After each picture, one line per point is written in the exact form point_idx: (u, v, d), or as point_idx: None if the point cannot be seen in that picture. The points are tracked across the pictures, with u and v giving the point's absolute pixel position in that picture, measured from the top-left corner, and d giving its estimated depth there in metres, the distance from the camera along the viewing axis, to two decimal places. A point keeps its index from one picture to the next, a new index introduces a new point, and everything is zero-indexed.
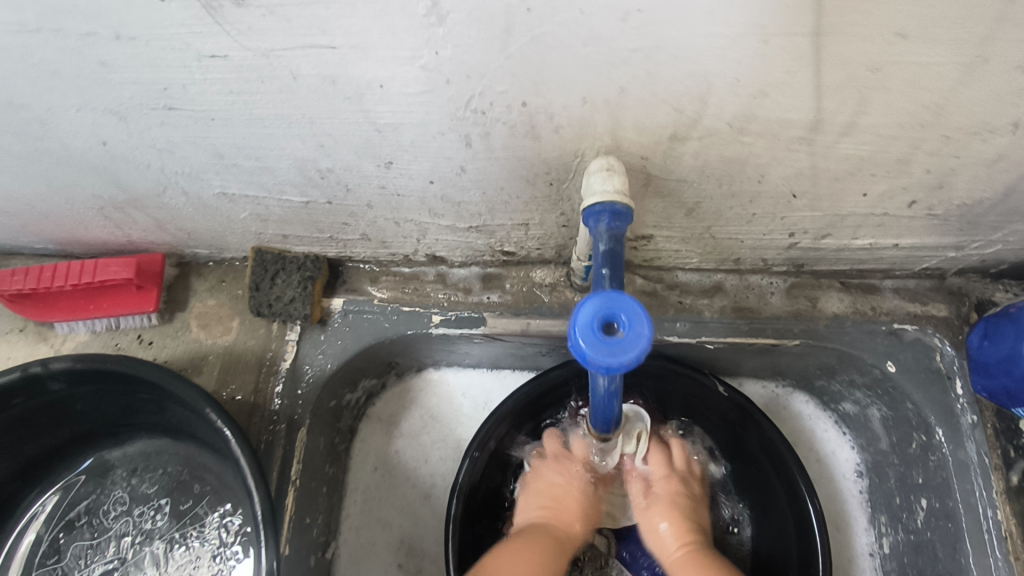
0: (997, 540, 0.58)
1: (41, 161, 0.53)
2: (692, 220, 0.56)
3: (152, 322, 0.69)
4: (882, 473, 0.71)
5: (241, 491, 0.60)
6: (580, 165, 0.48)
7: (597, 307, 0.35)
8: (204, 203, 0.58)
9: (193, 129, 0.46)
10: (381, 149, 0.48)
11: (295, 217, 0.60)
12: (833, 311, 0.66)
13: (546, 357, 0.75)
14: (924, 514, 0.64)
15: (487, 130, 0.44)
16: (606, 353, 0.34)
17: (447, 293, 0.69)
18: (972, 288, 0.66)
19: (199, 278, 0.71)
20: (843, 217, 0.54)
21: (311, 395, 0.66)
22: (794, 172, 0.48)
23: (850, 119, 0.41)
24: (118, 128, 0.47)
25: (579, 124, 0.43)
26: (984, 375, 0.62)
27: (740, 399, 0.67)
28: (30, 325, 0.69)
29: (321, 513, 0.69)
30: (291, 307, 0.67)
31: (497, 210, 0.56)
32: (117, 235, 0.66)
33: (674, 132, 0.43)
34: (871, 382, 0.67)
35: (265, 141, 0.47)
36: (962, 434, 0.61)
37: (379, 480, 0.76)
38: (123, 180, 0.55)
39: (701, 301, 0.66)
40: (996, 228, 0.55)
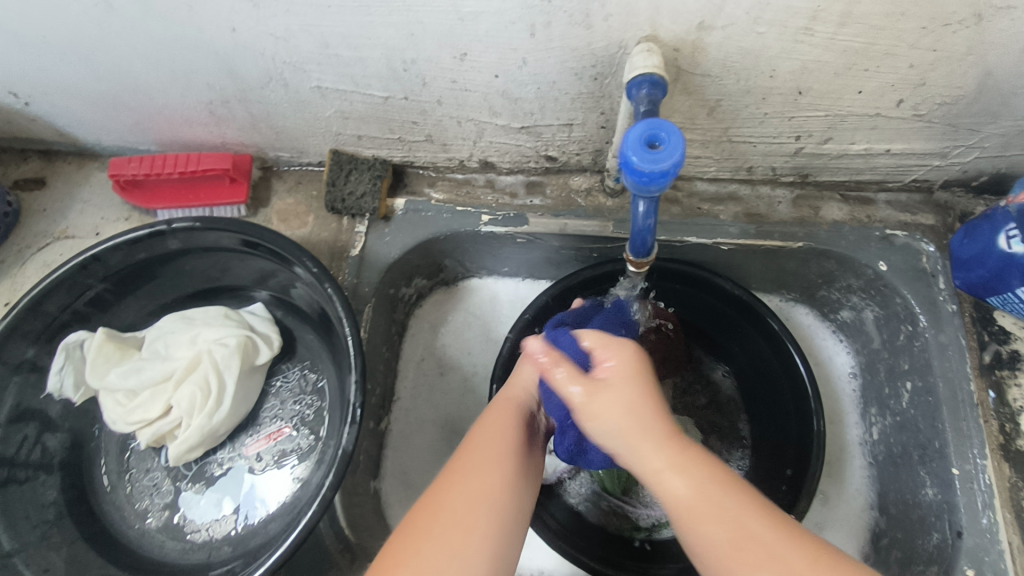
0: (970, 407, 0.67)
1: (175, 51, 0.63)
2: (712, 120, 0.66)
3: (241, 214, 0.79)
4: (874, 369, 0.80)
5: (319, 348, 0.71)
6: (623, 55, 0.58)
7: (643, 128, 0.44)
8: (300, 98, 0.69)
9: (310, 16, 0.57)
10: (460, 39, 0.58)
11: (373, 114, 0.71)
12: (833, 218, 0.75)
13: (579, 262, 0.84)
14: (909, 395, 0.73)
15: (550, 19, 0.55)
16: (650, 164, 0.43)
17: (495, 197, 0.79)
18: (956, 202, 0.75)
19: (279, 180, 0.82)
20: (842, 117, 0.64)
21: (374, 278, 0.76)
22: (800, 67, 0.58)
23: (844, 8, 0.51)
24: (249, 14, 0.58)
25: (626, 12, 0.53)
26: (963, 269, 0.71)
27: (749, 298, 0.75)
28: (135, 214, 0.80)
29: (379, 385, 0.79)
30: (362, 202, 0.77)
31: (547, 108, 0.67)
32: (215, 134, 0.77)
33: (702, 21, 0.53)
34: (866, 284, 0.76)
35: (366, 30, 0.58)
36: (943, 320, 0.71)
37: (426, 369, 0.86)
38: (237, 72, 0.66)
39: (717, 207, 0.77)
40: (973, 130, 0.65)
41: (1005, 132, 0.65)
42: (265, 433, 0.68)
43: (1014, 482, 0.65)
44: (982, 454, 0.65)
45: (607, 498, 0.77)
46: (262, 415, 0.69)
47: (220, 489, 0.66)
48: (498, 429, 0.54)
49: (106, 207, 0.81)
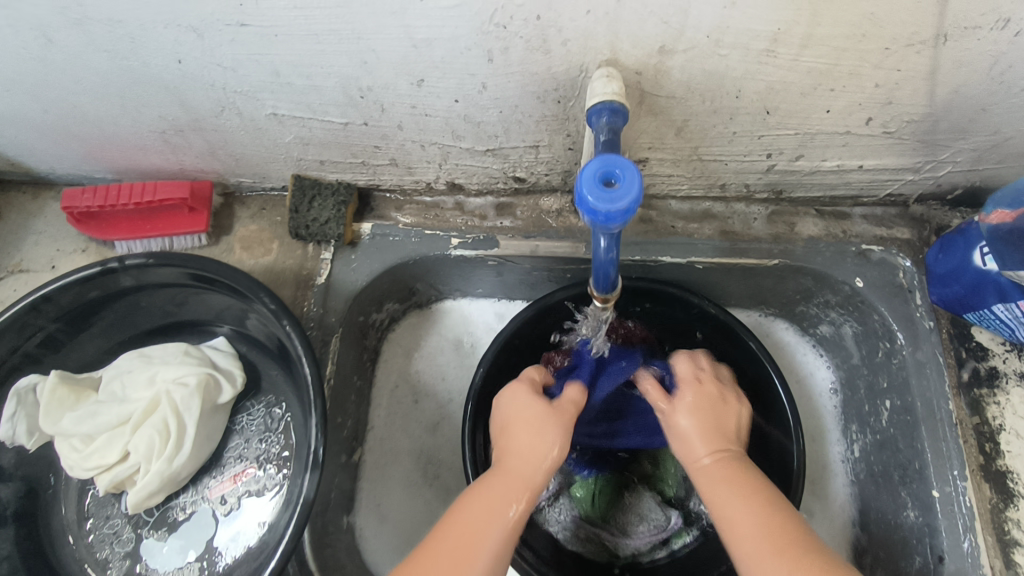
0: (950, 426, 0.66)
1: (122, 82, 0.61)
2: (680, 140, 0.64)
3: (202, 243, 0.77)
4: (853, 386, 0.79)
5: (283, 383, 0.69)
6: (585, 79, 0.56)
7: (598, 166, 0.43)
8: (256, 125, 0.67)
9: (257, 45, 0.55)
10: (415, 65, 0.56)
11: (333, 140, 0.68)
12: (809, 234, 0.74)
13: (552, 283, 0.83)
14: (888, 413, 0.72)
15: (507, 45, 0.53)
16: (606, 203, 0.42)
17: (464, 219, 0.77)
18: (932, 214, 0.74)
19: (242, 206, 0.80)
20: (812, 135, 0.63)
21: (341, 307, 0.74)
22: (765, 87, 0.56)
23: (807, 30, 0.49)
24: (194, 44, 0.55)
25: (583, 37, 0.51)
26: (939, 285, 0.70)
27: (725, 317, 0.75)
28: (92, 245, 0.77)
29: (350, 417, 0.77)
30: (326, 229, 0.75)
31: (511, 131, 0.65)
32: (172, 161, 0.74)
33: (662, 44, 0.52)
34: (844, 300, 0.75)
35: (317, 58, 0.56)
36: (920, 337, 0.69)
37: (400, 396, 0.84)
38: (188, 101, 0.63)
39: (691, 225, 0.75)
40: (945, 146, 0.63)
41: (977, 147, 0.63)
42: (229, 474, 0.66)
43: (995, 503, 0.63)
44: (962, 475, 0.64)
45: (591, 526, 0.75)
46: (226, 455, 0.67)
47: (183, 535, 0.64)
48: (516, 479, 0.56)
49: (62, 239, 0.78)
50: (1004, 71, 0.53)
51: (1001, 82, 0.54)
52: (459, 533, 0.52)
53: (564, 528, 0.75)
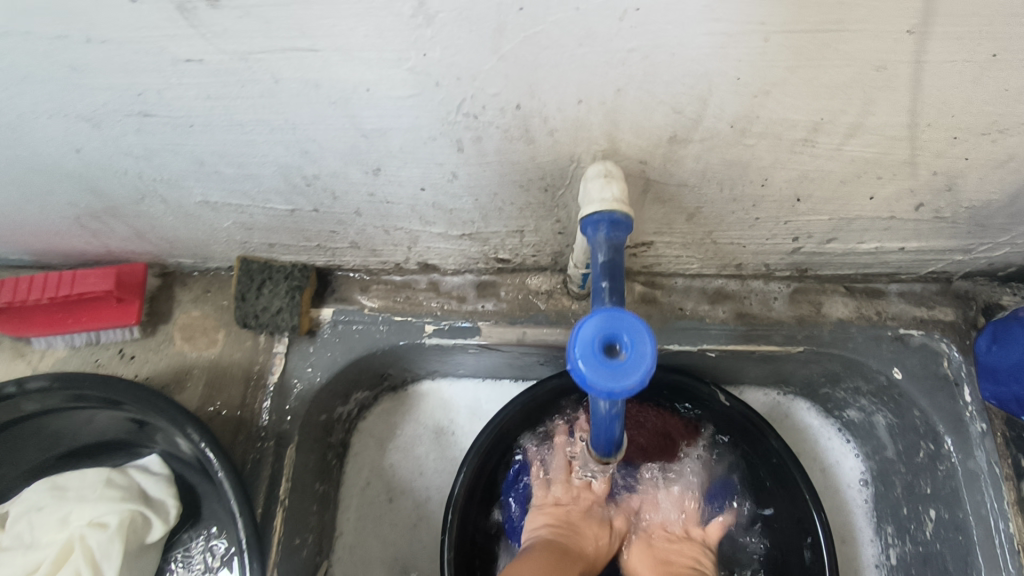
0: (1010, 554, 0.56)
1: (14, 170, 0.50)
2: (692, 225, 0.54)
3: (135, 335, 0.66)
4: (888, 482, 0.69)
5: (225, 513, 0.58)
6: (577, 170, 0.46)
7: (598, 326, 0.32)
8: (186, 212, 0.56)
9: (170, 135, 0.44)
10: (369, 155, 0.45)
11: (281, 225, 0.58)
12: (838, 316, 0.64)
13: (543, 367, 0.72)
14: (933, 525, 0.62)
15: (480, 135, 0.42)
16: (608, 378, 0.31)
17: (440, 302, 0.66)
18: (978, 291, 0.64)
19: (183, 289, 0.69)
20: (849, 220, 0.52)
21: (297, 410, 0.64)
22: (798, 175, 0.46)
23: (857, 119, 0.39)
24: (92, 134, 0.45)
25: (575, 127, 0.41)
26: (992, 381, 0.60)
27: (741, 409, 0.66)
28: (7, 339, 0.67)
29: (312, 532, 0.66)
30: (278, 319, 0.64)
31: (490, 217, 0.54)
32: (96, 244, 0.63)
33: (674, 134, 0.41)
34: (877, 389, 0.65)
35: (247, 148, 0.45)
36: (972, 443, 0.60)
37: (372, 496, 0.74)
38: (100, 189, 0.53)
39: (703, 307, 0.65)
40: (1003, 230, 0.53)
41: None
42: None
43: None
44: None
45: None
46: None
47: None
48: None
49: None
50: None
51: None
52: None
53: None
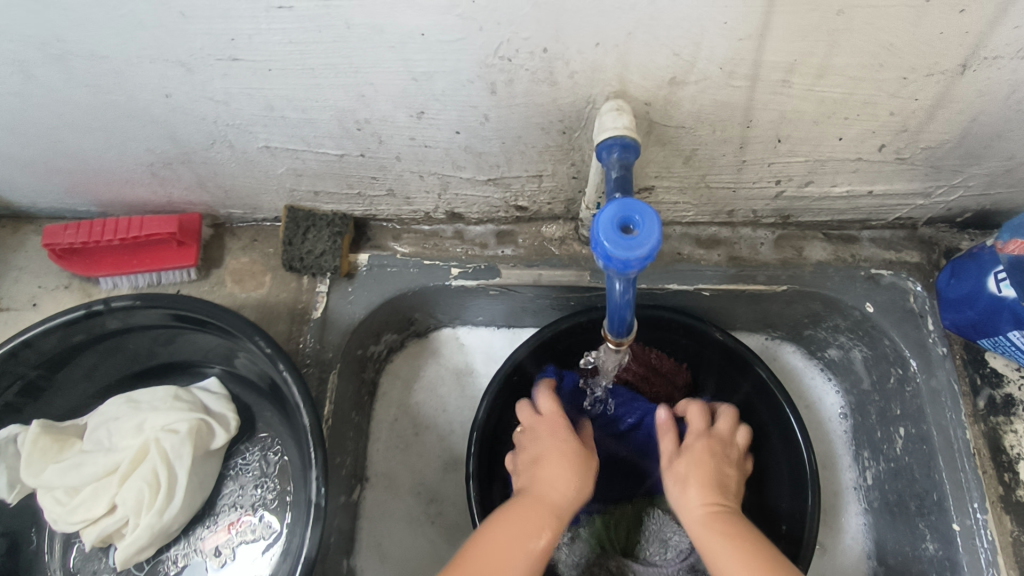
0: (967, 458, 0.64)
1: (106, 117, 0.58)
2: (688, 169, 0.63)
3: (191, 277, 0.74)
4: (865, 411, 0.77)
5: (279, 424, 0.66)
6: (591, 111, 0.54)
7: (615, 211, 0.41)
8: (248, 158, 0.64)
9: (249, 80, 0.52)
10: (415, 98, 0.54)
11: (329, 171, 0.66)
12: (817, 259, 0.72)
13: (555, 311, 0.80)
14: (902, 441, 0.71)
15: (511, 77, 0.51)
16: (624, 250, 0.40)
17: (464, 248, 0.75)
18: (940, 237, 0.73)
19: (233, 238, 0.77)
20: (823, 162, 0.61)
21: (338, 341, 0.71)
22: (777, 116, 0.54)
23: (824, 60, 0.48)
24: (183, 79, 0.53)
25: (591, 69, 0.49)
26: (952, 310, 0.68)
27: (734, 344, 0.73)
28: (76, 281, 0.74)
29: (349, 454, 0.74)
30: (322, 260, 0.72)
31: (514, 161, 0.63)
32: (159, 194, 0.71)
33: (673, 76, 0.50)
34: (853, 324, 0.73)
35: (312, 92, 0.53)
36: (934, 364, 0.68)
37: (399, 429, 0.81)
38: (176, 135, 0.60)
39: (699, 251, 0.73)
40: (956, 171, 0.62)
41: (989, 172, 0.62)
42: (224, 523, 0.64)
43: (1016, 536, 0.62)
44: (982, 507, 0.62)
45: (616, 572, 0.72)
46: (220, 503, 0.64)
47: None
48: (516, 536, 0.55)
49: (44, 275, 0.75)
50: (1021, 99, 0.52)
51: (1017, 109, 0.53)
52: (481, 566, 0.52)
53: (577, 566, 0.72)
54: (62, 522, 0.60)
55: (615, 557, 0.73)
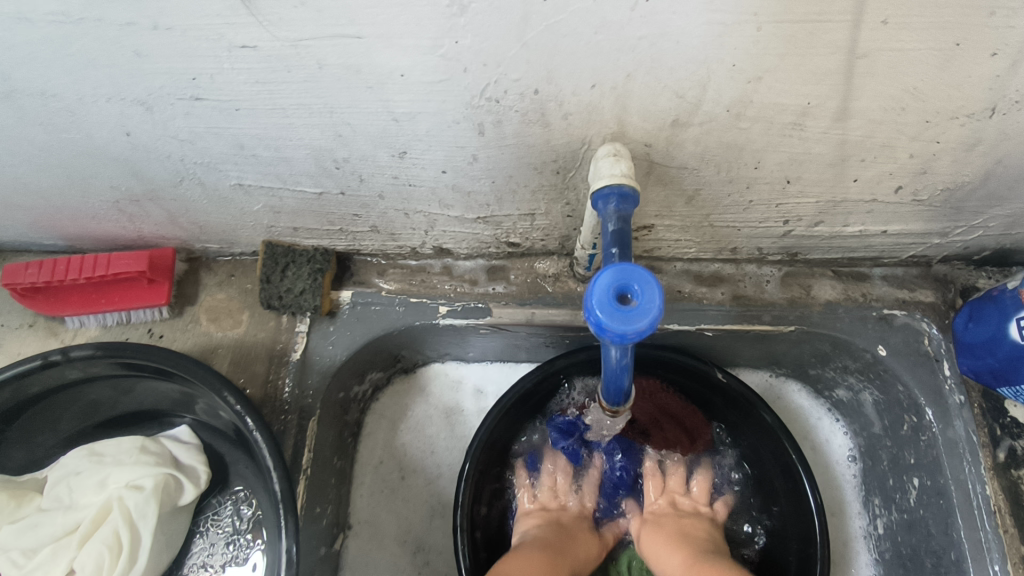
0: (987, 516, 0.60)
1: (65, 154, 0.54)
2: (691, 208, 0.59)
3: (163, 316, 0.70)
4: (875, 456, 0.73)
5: (252, 477, 0.62)
6: (587, 152, 0.50)
7: (612, 278, 0.36)
8: (220, 195, 0.60)
9: (216, 119, 0.48)
10: (397, 138, 0.50)
11: (307, 208, 0.62)
12: (826, 298, 0.68)
13: (549, 348, 0.76)
14: (916, 492, 0.67)
15: (500, 118, 0.47)
16: (621, 323, 0.36)
17: (453, 285, 0.70)
18: (956, 275, 0.69)
19: (209, 273, 0.72)
20: (835, 203, 0.57)
21: (318, 385, 0.67)
22: (788, 158, 0.50)
23: (841, 104, 0.44)
24: (144, 118, 0.49)
25: (588, 111, 0.45)
26: (970, 355, 0.64)
27: (737, 386, 0.69)
28: (41, 319, 0.70)
29: (330, 503, 0.70)
30: (301, 299, 0.68)
31: (505, 200, 0.58)
32: (129, 229, 0.67)
33: (676, 118, 0.46)
34: (864, 367, 0.69)
35: (284, 131, 0.49)
36: (951, 413, 0.64)
37: (385, 473, 0.77)
38: (141, 172, 0.56)
39: (701, 290, 0.69)
40: (977, 212, 0.58)
41: (1011, 213, 0.58)
42: None
43: None
44: (1004, 570, 0.58)
45: None
46: (189, 563, 0.60)
47: None
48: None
49: (7, 312, 0.71)
50: None
51: None
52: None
53: None
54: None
55: None
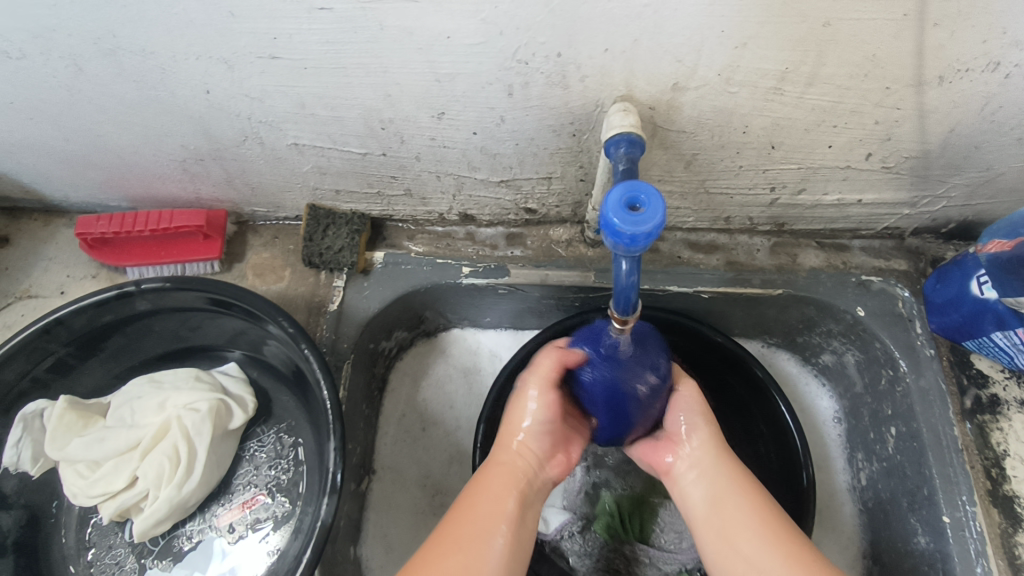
0: (955, 453, 0.67)
1: (148, 112, 0.63)
2: (689, 173, 0.67)
3: (214, 269, 0.78)
4: (857, 414, 0.80)
5: (295, 408, 0.69)
6: (600, 114, 0.59)
7: (623, 192, 0.45)
8: (276, 155, 0.68)
9: (286, 78, 0.57)
10: (437, 99, 0.58)
11: (350, 170, 0.70)
12: (811, 265, 0.76)
13: (561, 312, 0.84)
14: (893, 440, 0.74)
15: (527, 80, 0.55)
16: (631, 226, 0.43)
17: (476, 248, 0.78)
18: (927, 247, 0.77)
19: (255, 235, 0.81)
20: (814, 170, 0.66)
21: (352, 334, 0.74)
22: (771, 123, 0.59)
23: (813, 69, 0.52)
24: (223, 76, 0.57)
25: (601, 74, 0.54)
26: (938, 314, 0.72)
27: (732, 346, 0.77)
28: (103, 271, 0.78)
29: (359, 443, 0.76)
30: (340, 256, 0.76)
31: (526, 163, 0.67)
32: (188, 190, 0.76)
33: (676, 81, 0.54)
34: (845, 329, 0.76)
35: (342, 91, 0.58)
36: (922, 364, 0.71)
37: (407, 424, 0.83)
38: (211, 130, 0.65)
39: (698, 256, 0.77)
40: (939, 182, 0.67)
41: (969, 183, 0.67)
42: (239, 501, 0.66)
43: (1004, 528, 0.64)
44: (970, 500, 0.65)
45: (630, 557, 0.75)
46: (235, 482, 0.67)
47: (188, 564, 0.64)
48: (493, 495, 0.55)
49: (73, 265, 0.79)
50: (994, 111, 0.56)
51: (992, 121, 0.58)
52: (469, 521, 0.52)
53: (590, 557, 0.75)
54: (82, 495, 0.63)
55: (630, 543, 0.76)
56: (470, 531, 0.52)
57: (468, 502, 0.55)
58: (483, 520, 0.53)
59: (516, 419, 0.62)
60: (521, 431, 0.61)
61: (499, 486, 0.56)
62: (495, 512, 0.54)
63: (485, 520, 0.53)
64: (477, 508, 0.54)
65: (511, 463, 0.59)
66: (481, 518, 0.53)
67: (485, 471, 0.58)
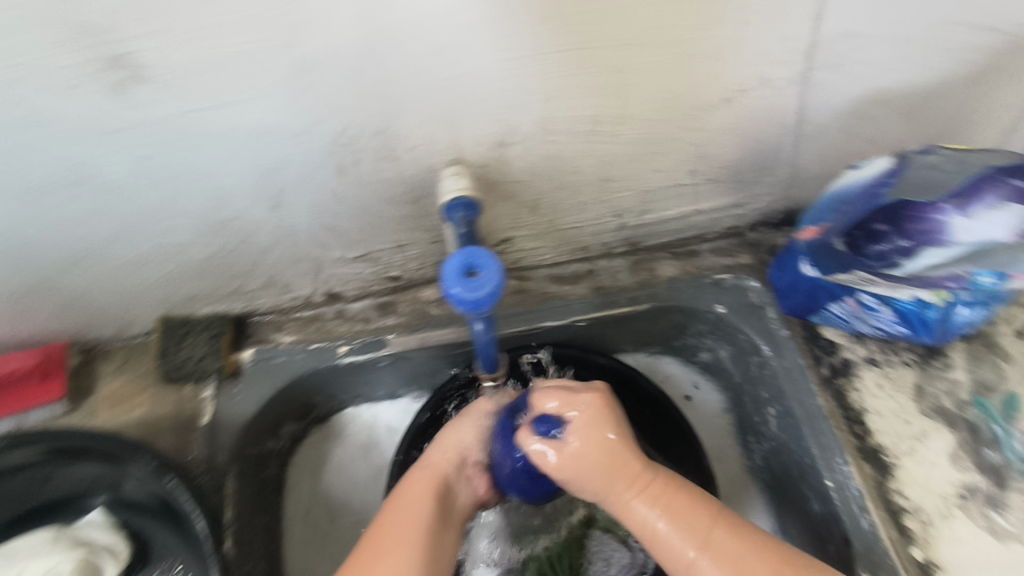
0: (825, 421, 0.73)
1: None
2: (538, 216, 0.71)
3: (57, 413, 0.69)
4: (740, 401, 0.86)
5: (175, 544, 0.64)
6: (435, 179, 0.60)
7: (460, 259, 0.45)
8: (108, 276, 0.63)
9: (97, 200, 0.54)
10: (269, 192, 0.57)
11: (198, 274, 0.67)
12: (668, 275, 0.81)
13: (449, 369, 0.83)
14: (774, 420, 0.79)
15: (356, 160, 0.56)
16: (472, 292, 0.44)
17: (348, 326, 0.76)
18: (765, 238, 0.85)
19: (104, 360, 0.74)
20: (648, 193, 0.71)
21: (229, 442, 0.68)
22: (598, 160, 0.63)
23: (619, 110, 0.57)
24: (24, 209, 0.53)
25: (428, 144, 0.55)
26: (787, 297, 0.78)
27: (618, 365, 0.81)
28: None
29: (261, 559, 0.70)
30: (203, 364, 0.71)
31: (378, 235, 0.67)
32: (14, 331, 0.68)
33: (500, 138, 0.57)
34: (712, 326, 0.81)
35: (165, 202, 0.55)
36: (781, 344, 0.77)
37: (314, 520, 0.80)
38: (25, 265, 0.59)
39: (567, 288, 0.80)
40: (756, 182, 0.74)
41: (781, 179, 0.75)
42: None
43: (877, 479, 0.69)
44: (845, 461, 0.70)
45: None
46: None
47: None
48: (418, 500, 0.59)
49: None
50: (781, 117, 0.63)
51: (782, 127, 0.65)
52: (396, 530, 0.55)
53: None
54: None
55: None
56: (399, 536, 0.55)
57: (397, 508, 0.58)
58: (408, 528, 0.56)
59: (453, 431, 0.67)
60: (455, 441, 0.66)
61: (423, 491, 0.59)
62: (419, 519, 0.57)
63: (411, 525, 0.56)
64: (404, 515, 0.57)
65: (440, 467, 0.63)
66: (406, 520, 0.57)
67: (412, 477, 0.62)
